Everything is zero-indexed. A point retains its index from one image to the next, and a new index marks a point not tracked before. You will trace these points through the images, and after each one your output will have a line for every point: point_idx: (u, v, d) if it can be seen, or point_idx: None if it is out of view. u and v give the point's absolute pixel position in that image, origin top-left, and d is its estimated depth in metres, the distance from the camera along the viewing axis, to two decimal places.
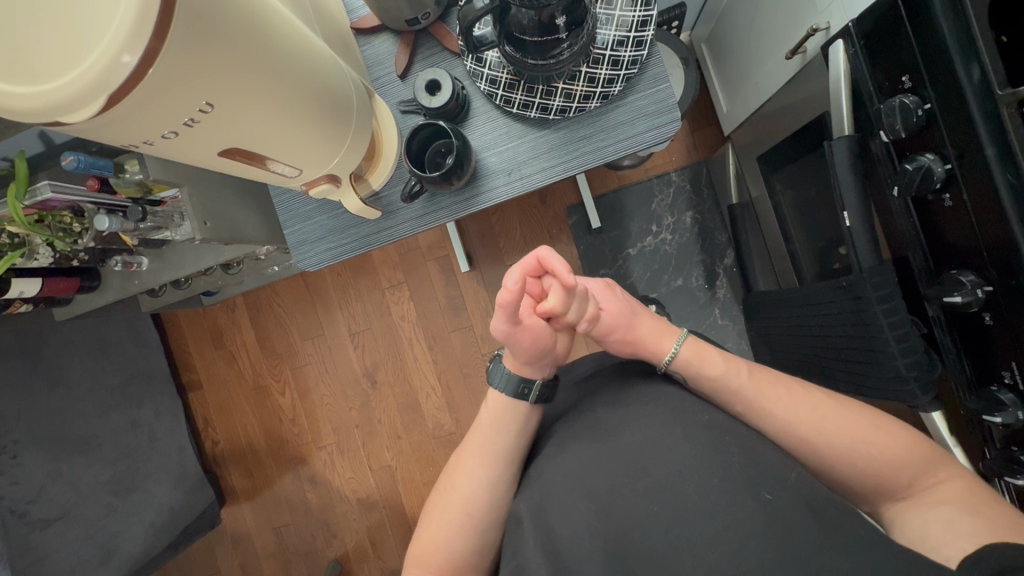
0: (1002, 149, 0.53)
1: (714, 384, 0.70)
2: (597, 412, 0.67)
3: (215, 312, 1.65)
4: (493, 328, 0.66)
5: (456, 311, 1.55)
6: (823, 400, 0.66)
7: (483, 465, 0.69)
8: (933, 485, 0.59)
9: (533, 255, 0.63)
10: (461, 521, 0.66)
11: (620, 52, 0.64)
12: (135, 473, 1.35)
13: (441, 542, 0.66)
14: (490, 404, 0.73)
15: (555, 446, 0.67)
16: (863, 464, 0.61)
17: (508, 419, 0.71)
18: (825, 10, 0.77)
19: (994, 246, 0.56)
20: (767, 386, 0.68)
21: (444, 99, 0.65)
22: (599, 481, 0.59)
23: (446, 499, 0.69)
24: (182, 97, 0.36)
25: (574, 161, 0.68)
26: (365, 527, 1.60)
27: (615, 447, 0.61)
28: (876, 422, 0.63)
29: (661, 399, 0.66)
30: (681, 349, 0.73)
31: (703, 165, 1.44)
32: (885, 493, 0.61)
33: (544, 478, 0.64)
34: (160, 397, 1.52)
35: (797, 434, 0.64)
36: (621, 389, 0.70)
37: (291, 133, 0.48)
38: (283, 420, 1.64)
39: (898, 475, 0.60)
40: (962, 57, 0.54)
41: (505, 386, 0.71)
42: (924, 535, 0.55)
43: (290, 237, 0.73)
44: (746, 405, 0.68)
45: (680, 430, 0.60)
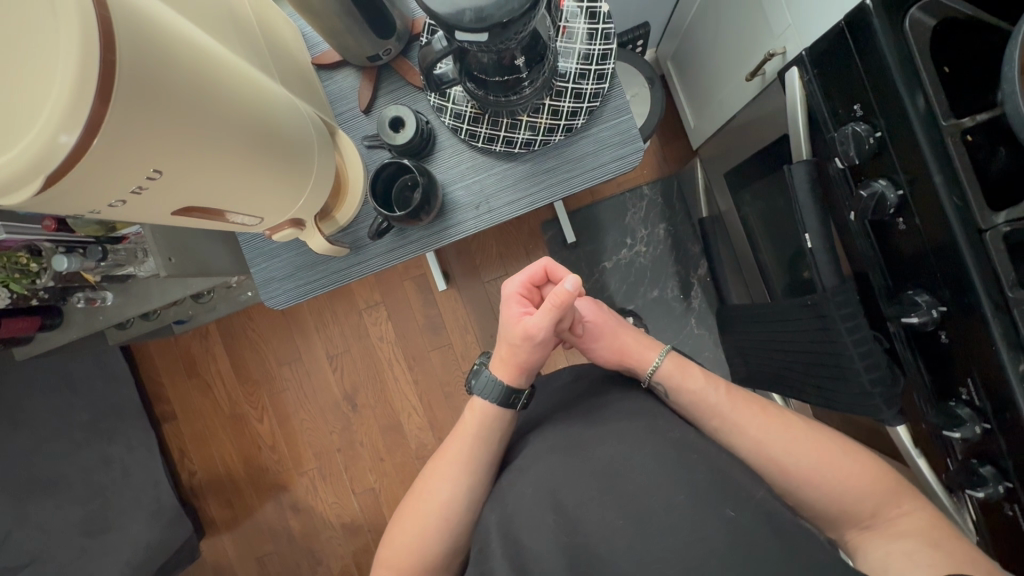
0: (950, 177, 0.55)
1: (693, 399, 0.71)
2: (575, 428, 0.66)
3: (187, 339, 1.62)
4: (536, 321, 0.66)
5: (435, 330, 1.54)
6: (794, 420, 0.67)
7: (465, 473, 0.67)
8: (895, 517, 0.59)
9: (537, 262, 0.72)
10: (435, 524, 0.65)
11: (582, 85, 0.64)
12: (107, 512, 1.31)
13: (414, 546, 0.64)
14: (478, 414, 0.69)
15: (529, 454, 0.66)
16: (827, 485, 0.60)
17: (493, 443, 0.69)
18: (780, 34, 0.79)
19: (945, 268, 0.58)
20: (741, 402, 0.70)
21: (408, 136, 0.65)
22: (569, 495, 0.59)
23: (420, 504, 0.66)
24: (129, 165, 0.35)
25: (541, 193, 0.68)
26: (351, 551, 1.57)
27: (588, 461, 0.61)
28: (844, 448, 0.63)
29: (628, 412, 0.66)
30: (665, 363, 0.74)
31: (674, 177, 1.47)
32: (850, 521, 0.60)
33: (515, 490, 0.62)
34: (133, 430, 1.47)
35: (769, 456, 0.64)
36: (591, 406, 0.69)
37: (251, 184, 0.48)
38: (262, 448, 1.61)
39: (860, 506, 0.59)
40: (908, 90, 0.56)
41: (495, 396, 0.69)
42: (885, 566, 0.56)
43: (257, 275, 0.72)
44: (719, 419, 0.69)
45: (650, 448, 0.60)
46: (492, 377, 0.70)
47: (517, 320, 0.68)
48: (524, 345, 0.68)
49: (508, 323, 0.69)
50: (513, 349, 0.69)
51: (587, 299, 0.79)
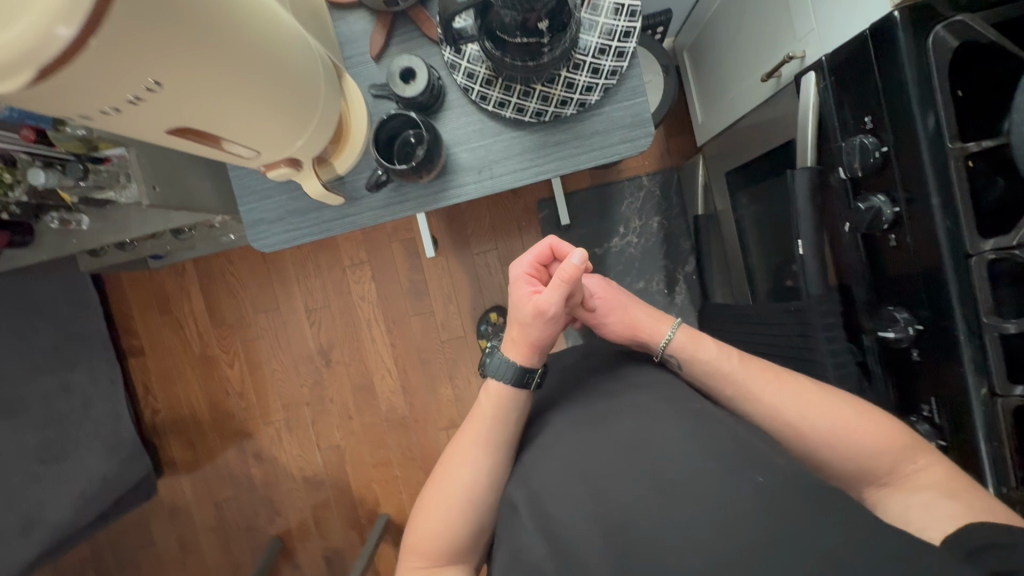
0: (947, 199, 0.56)
1: (709, 368, 0.67)
2: (597, 405, 0.63)
3: (162, 276, 1.57)
4: (548, 297, 0.65)
5: (418, 296, 1.53)
6: (809, 385, 0.62)
7: (487, 453, 0.63)
8: (913, 471, 0.56)
9: (543, 241, 0.72)
10: (462, 508, 0.61)
11: (601, 61, 0.63)
12: (65, 441, 1.27)
13: (442, 531, 0.61)
14: (493, 397, 0.66)
15: (552, 433, 0.63)
16: (844, 446, 0.57)
17: (515, 414, 0.66)
18: (803, 38, 0.78)
19: (928, 288, 0.60)
20: (754, 367, 0.66)
21: (418, 89, 0.63)
22: (596, 467, 0.55)
23: (443, 490, 0.62)
24: (127, 71, 0.33)
25: (546, 166, 0.67)
26: (310, 505, 1.59)
27: (609, 434, 0.57)
28: (857, 407, 0.60)
29: (646, 386, 0.64)
30: (678, 334, 0.71)
31: (675, 171, 1.47)
32: (867, 479, 0.58)
33: (540, 464, 0.59)
34: (97, 361, 1.44)
35: (782, 419, 0.61)
36: (605, 385, 0.66)
37: (250, 114, 0.46)
38: (230, 394, 1.59)
39: (878, 461, 0.57)
40: (922, 106, 0.56)
41: (510, 375, 0.65)
42: (906, 517, 0.54)
43: (246, 215, 0.70)
44: (736, 388, 0.65)
45: (671, 418, 0.57)
46: (504, 357, 0.66)
47: (527, 298, 0.67)
48: (535, 322, 0.66)
49: (519, 303, 0.68)
50: (525, 328, 0.67)
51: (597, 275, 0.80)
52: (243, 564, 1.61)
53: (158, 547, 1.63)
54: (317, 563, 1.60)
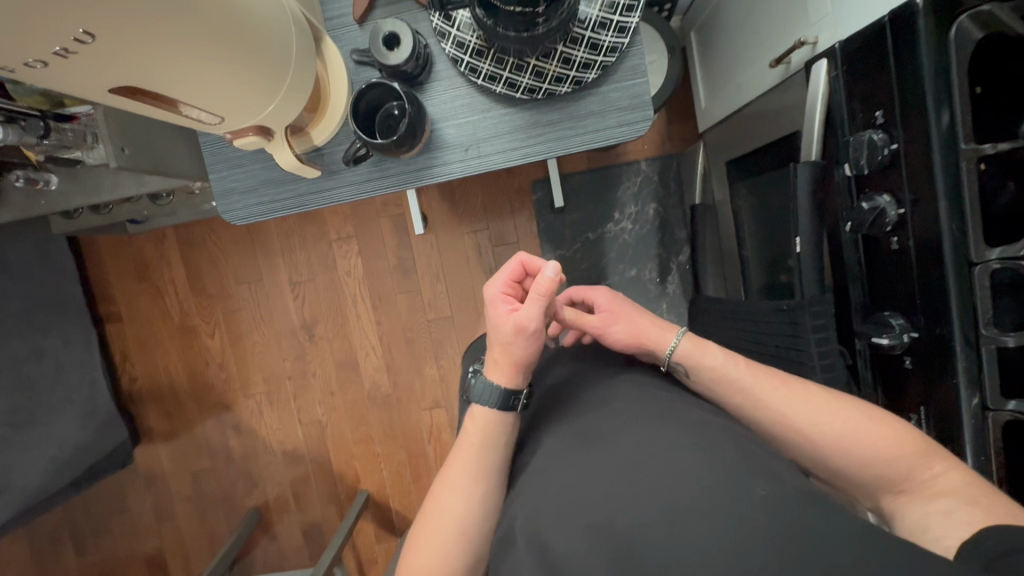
0: (955, 203, 0.53)
1: (714, 374, 0.66)
2: (592, 422, 0.61)
3: (141, 241, 1.52)
4: (529, 314, 0.61)
5: (405, 274, 1.50)
6: (816, 391, 0.61)
7: (477, 483, 0.62)
8: (931, 478, 0.52)
9: (512, 259, 0.68)
10: (456, 544, 0.60)
11: (600, 35, 0.59)
12: (35, 406, 1.25)
13: (436, 568, 0.59)
14: (479, 422, 0.64)
15: (547, 454, 0.60)
16: (856, 454, 0.55)
17: (503, 433, 0.65)
18: (816, 22, 0.73)
19: (928, 295, 0.57)
20: (761, 373, 0.64)
21: (402, 57, 0.58)
22: (597, 486, 0.52)
23: (435, 525, 0.61)
24: (45, 17, 0.29)
25: (538, 147, 0.64)
26: (289, 479, 1.59)
27: (609, 452, 0.55)
28: (869, 413, 0.57)
29: (643, 403, 0.62)
30: (684, 342, 0.70)
31: (674, 157, 1.42)
32: (881, 487, 0.55)
33: (536, 486, 0.56)
34: (73, 326, 1.40)
35: (792, 426, 0.59)
36: (598, 401, 0.64)
37: (209, 76, 0.42)
38: (209, 364, 1.56)
39: (893, 467, 0.54)
40: (937, 101, 0.53)
41: (494, 398, 0.64)
42: (924, 527, 0.51)
43: (216, 184, 0.66)
44: (744, 395, 0.63)
45: (672, 436, 0.55)
46: (488, 380, 0.64)
47: (506, 316, 0.63)
48: (517, 340, 0.63)
49: (496, 322, 0.64)
50: (507, 348, 0.64)
51: (606, 290, 0.78)
52: (221, 533, 1.61)
53: (134, 513, 1.62)
54: (294, 535, 1.61)
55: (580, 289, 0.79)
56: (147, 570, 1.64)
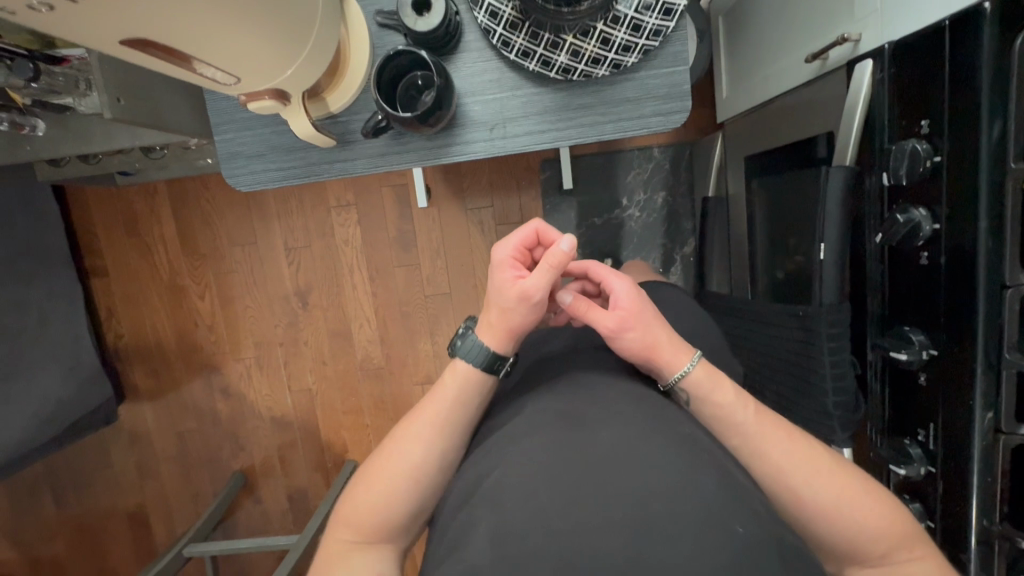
0: (996, 224, 0.52)
1: (717, 414, 0.56)
2: (574, 408, 0.54)
3: (131, 193, 1.46)
4: (536, 282, 0.59)
5: (405, 247, 1.46)
6: (822, 451, 0.55)
7: (441, 435, 0.58)
8: (905, 560, 0.53)
9: (527, 226, 0.65)
10: (405, 492, 0.57)
11: (645, 16, 0.55)
12: (17, 359, 1.21)
13: (377, 509, 0.57)
14: (460, 378, 0.60)
15: (517, 430, 0.53)
16: (846, 527, 0.53)
17: (479, 398, 0.61)
18: (861, 18, 0.70)
19: (953, 315, 0.56)
20: (769, 422, 0.56)
21: (432, 24, 0.55)
22: (565, 473, 0.45)
23: (387, 469, 0.58)
24: None
25: (566, 131, 0.60)
26: (276, 444, 1.58)
27: (587, 442, 0.48)
28: (867, 486, 0.55)
29: (631, 398, 0.55)
30: (696, 369, 0.58)
31: (688, 146, 1.39)
32: (852, 557, 0.54)
33: (505, 454, 0.50)
34: (57, 279, 1.34)
35: (789, 486, 0.53)
36: (586, 390, 0.57)
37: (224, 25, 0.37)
38: (198, 326, 1.53)
39: (875, 545, 0.53)
40: (990, 113, 0.50)
41: (479, 360, 0.60)
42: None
43: (221, 145, 0.61)
44: (744, 442, 0.55)
45: (660, 440, 0.48)
46: (479, 341, 0.61)
47: (510, 283, 0.60)
48: (518, 307, 0.60)
49: (498, 287, 0.61)
50: (506, 311, 0.61)
51: (630, 281, 0.62)
52: (204, 493, 1.61)
53: (116, 469, 1.61)
54: (279, 500, 1.61)
55: (603, 269, 0.65)
56: (128, 525, 1.63)
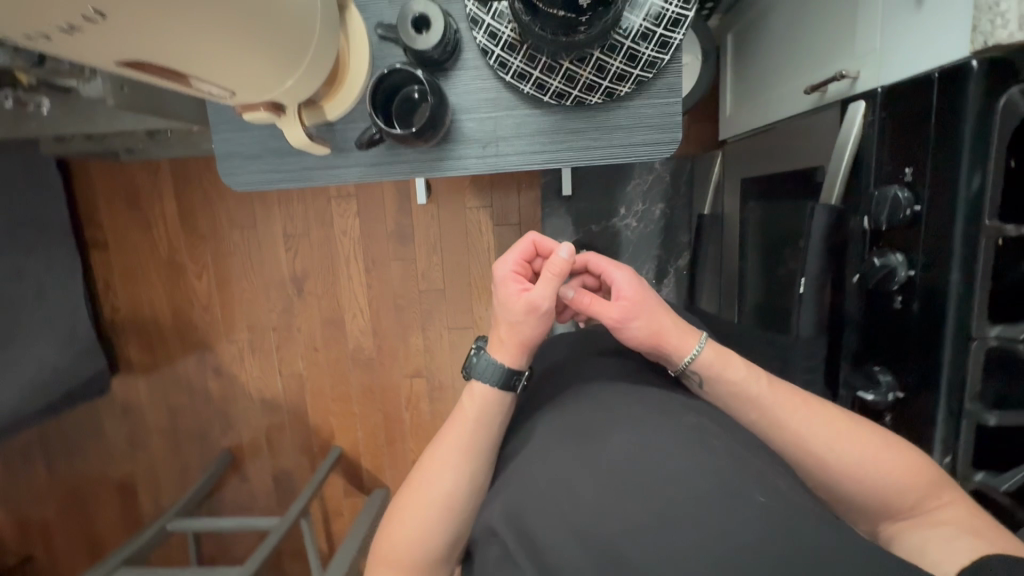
0: (967, 277, 0.53)
1: (732, 391, 0.59)
2: (583, 412, 0.57)
3: (134, 170, 1.47)
4: (543, 292, 0.60)
5: (402, 240, 1.47)
6: (837, 412, 0.56)
7: (467, 460, 0.57)
8: (936, 508, 0.52)
9: (522, 239, 0.67)
10: (439, 519, 0.55)
11: (641, 47, 0.56)
12: (14, 328, 1.22)
13: (416, 540, 0.55)
14: (478, 399, 0.59)
15: (534, 445, 0.56)
16: (870, 482, 0.52)
17: (500, 415, 0.60)
18: (860, 56, 0.70)
19: (920, 360, 0.58)
20: (783, 392, 0.58)
21: (432, 42, 0.55)
22: (588, 487, 0.49)
23: (419, 498, 0.56)
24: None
25: (557, 153, 0.61)
26: (264, 426, 1.60)
27: (601, 447, 0.52)
28: (888, 441, 0.55)
29: (638, 395, 0.59)
30: (704, 351, 0.61)
31: (689, 160, 1.36)
32: (884, 511, 0.53)
33: (526, 475, 0.53)
34: (57, 251, 1.36)
35: (813, 454, 0.54)
36: (592, 393, 0.60)
37: (225, 44, 0.38)
38: (195, 305, 1.54)
39: (902, 498, 0.52)
40: (969, 169, 0.51)
41: (496, 378, 0.59)
42: (923, 550, 0.50)
43: (219, 144, 0.63)
44: (759, 412, 0.57)
45: (669, 433, 0.52)
46: (492, 359, 0.60)
47: (515, 295, 0.60)
48: (527, 319, 0.60)
49: (504, 302, 0.61)
50: (514, 326, 0.61)
51: (630, 270, 0.65)
52: (192, 468, 1.64)
53: (106, 440, 1.63)
54: (265, 479, 1.64)
55: (602, 261, 0.67)
56: (116, 495, 1.67)
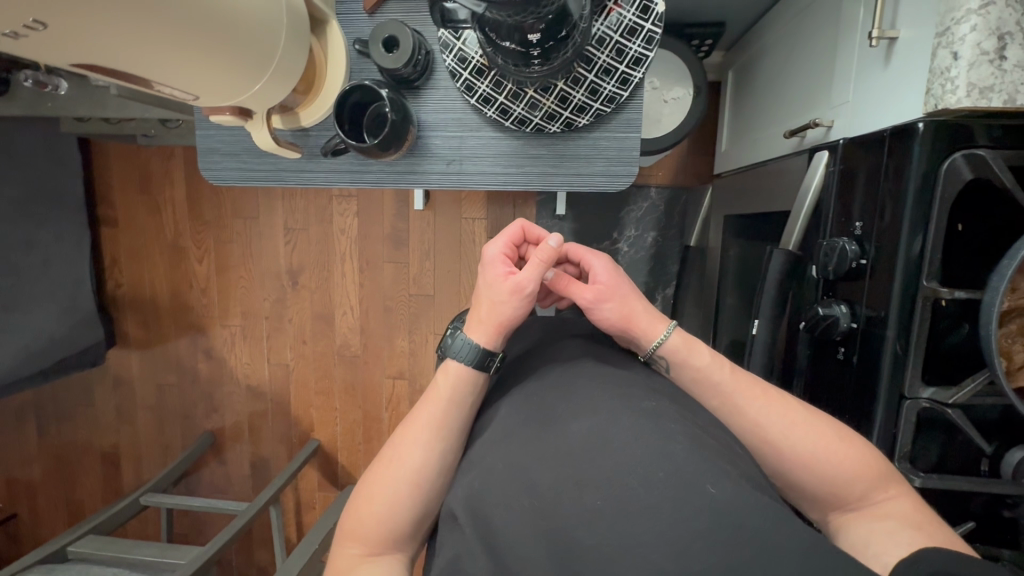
0: (901, 336, 0.53)
1: (696, 376, 0.59)
2: (547, 398, 0.55)
3: (149, 154, 1.53)
4: (531, 275, 0.61)
5: (397, 244, 1.50)
6: (797, 404, 0.56)
7: (439, 438, 0.58)
8: (883, 500, 0.51)
9: (513, 222, 0.68)
10: (405, 497, 0.56)
11: (603, 82, 0.58)
12: (16, 293, 1.28)
13: (384, 518, 0.56)
14: (451, 379, 0.60)
15: (494, 436, 0.54)
16: (822, 470, 0.52)
17: (472, 395, 0.60)
18: (836, 105, 0.71)
19: (856, 408, 0.59)
20: (745, 379, 0.58)
21: (400, 60, 0.58)
22: (541, 472, 0.47)
23: (387, 472, 0.57)
24: None
25: (526, 168, 0.63)
26: (248, 412, 1.64)
27: (558, 437, 0.50)
28: (840, 434, 0.54)
29: (599, 379, 0.57)
30: (672, 337, 0.61)
31: (684, 192, 1.36)
32: (832, 502, 0.52)
33: (482, 461, 0.51)
34: (66, 223, 1.41)
35: (766, 440, 0.54)
36: (555, 376, 0.59)
37: (174, 49, 0.41)
38: (193, 287, 1.59)
39: (850, 489, 0.51)
40: (912, 228, 0.52)
41: (470, 357, 0.60)
42: (867, 542, 0.49)
43: (200, 140, 0.66)
44: (723, 402, 0.57)
45: (627, 417, 0.50)
46: (468, 338, 0.61)
47: (502, 277, 0.62)
48: (509, 300, 0.62)
49: (491, 281, 0.63)
50: (496, 306, 0.62)
51: (609, 258, 0.67)
52: (174, 445, 1.68)
53: (97, 409, 1.69)
54: (243, 465, 1.67)
55: (581, 249, 0.68)
56: (101, 464, 1.72)
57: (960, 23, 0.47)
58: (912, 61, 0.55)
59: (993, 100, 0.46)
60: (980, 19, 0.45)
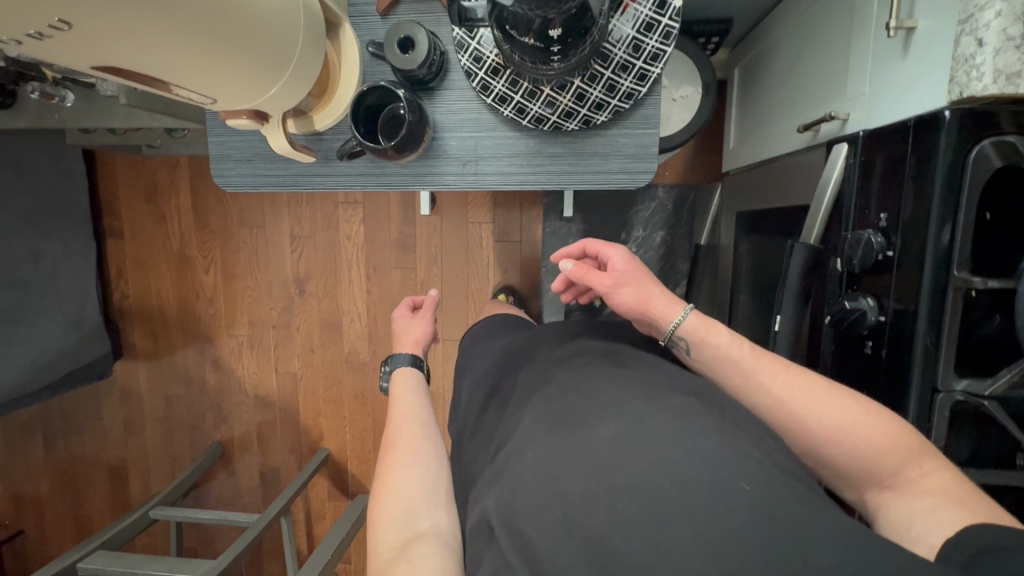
0: (932, 328, 0.52)
1: (716, 356, 0.59)
2: (572, 401, 0.54)
3: (154, 164, 1.52)
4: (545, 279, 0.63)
5: (404, 249, 1.50)
6: (818, 376, 0.55)
7: (419, 421, 0.70)
8: (919, 475, 0.49)
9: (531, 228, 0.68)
10: (411, 461, 0.64)
11: (620, 78, 0.57)
12: (23, 307, 1.27)
13: (402, 493, 0.61)
14: (404, 380, 0.78)
15: (521, 439, 0.53)
16: (849, 445, 0.50)
17: (420, 385, 0.78)
18: (851, 99, 0.70)
19: (885, 399, 0.58)
20: (766, 358, 0.57)
21: (416, 60, 0.57)
22: (571, 480, 0.46)
23: (391, 452, 0.65)
24: (17, 5, 0.30)
25: (544, 169, 0.62)
26: (257, 422, 1.63)
27: (586, 441, 0.48)
28: (867, 407, 0.52)
29: (626, 376, 0.56)
30: (689, 319, 0.61)
31: (692, 191, 1.34)
32: (867, 479, 0.51)
33: (509, 470, 0.50)
34: (72, 235, 1.41)
35: (792, 415, 0.53)
36: (580, 376, 0.58)
37: (195, 53, 0.41)
38: (200, 297, 1.59)
39: (884, 463, 0.50)
40: (940, 216, 0.51)
41: (406, 361, 0.80)
42: (908, 522, 0.48)
43: (214, 146, 0.65)
44: (743, 377, 0.57)
45: (655, 416, 0.48)
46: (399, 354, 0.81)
47: None
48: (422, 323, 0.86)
49: None
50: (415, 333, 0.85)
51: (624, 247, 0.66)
52: (183, 457, 1.67)
53: (105, 423, 1.68)
54: (252, 475, 1.66)
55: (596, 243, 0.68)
56: (109, 478, 1.70)
57: (984, 9, 0.46)
58: (932, 51, 0.54)
59: (1021, 86, 0.45)
60: (1005, 4, 0.44)
